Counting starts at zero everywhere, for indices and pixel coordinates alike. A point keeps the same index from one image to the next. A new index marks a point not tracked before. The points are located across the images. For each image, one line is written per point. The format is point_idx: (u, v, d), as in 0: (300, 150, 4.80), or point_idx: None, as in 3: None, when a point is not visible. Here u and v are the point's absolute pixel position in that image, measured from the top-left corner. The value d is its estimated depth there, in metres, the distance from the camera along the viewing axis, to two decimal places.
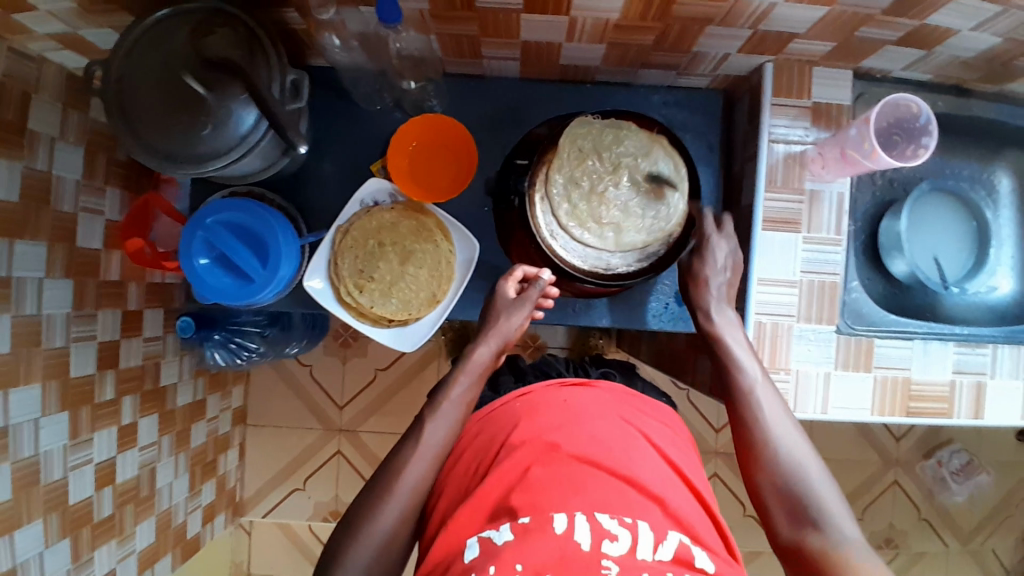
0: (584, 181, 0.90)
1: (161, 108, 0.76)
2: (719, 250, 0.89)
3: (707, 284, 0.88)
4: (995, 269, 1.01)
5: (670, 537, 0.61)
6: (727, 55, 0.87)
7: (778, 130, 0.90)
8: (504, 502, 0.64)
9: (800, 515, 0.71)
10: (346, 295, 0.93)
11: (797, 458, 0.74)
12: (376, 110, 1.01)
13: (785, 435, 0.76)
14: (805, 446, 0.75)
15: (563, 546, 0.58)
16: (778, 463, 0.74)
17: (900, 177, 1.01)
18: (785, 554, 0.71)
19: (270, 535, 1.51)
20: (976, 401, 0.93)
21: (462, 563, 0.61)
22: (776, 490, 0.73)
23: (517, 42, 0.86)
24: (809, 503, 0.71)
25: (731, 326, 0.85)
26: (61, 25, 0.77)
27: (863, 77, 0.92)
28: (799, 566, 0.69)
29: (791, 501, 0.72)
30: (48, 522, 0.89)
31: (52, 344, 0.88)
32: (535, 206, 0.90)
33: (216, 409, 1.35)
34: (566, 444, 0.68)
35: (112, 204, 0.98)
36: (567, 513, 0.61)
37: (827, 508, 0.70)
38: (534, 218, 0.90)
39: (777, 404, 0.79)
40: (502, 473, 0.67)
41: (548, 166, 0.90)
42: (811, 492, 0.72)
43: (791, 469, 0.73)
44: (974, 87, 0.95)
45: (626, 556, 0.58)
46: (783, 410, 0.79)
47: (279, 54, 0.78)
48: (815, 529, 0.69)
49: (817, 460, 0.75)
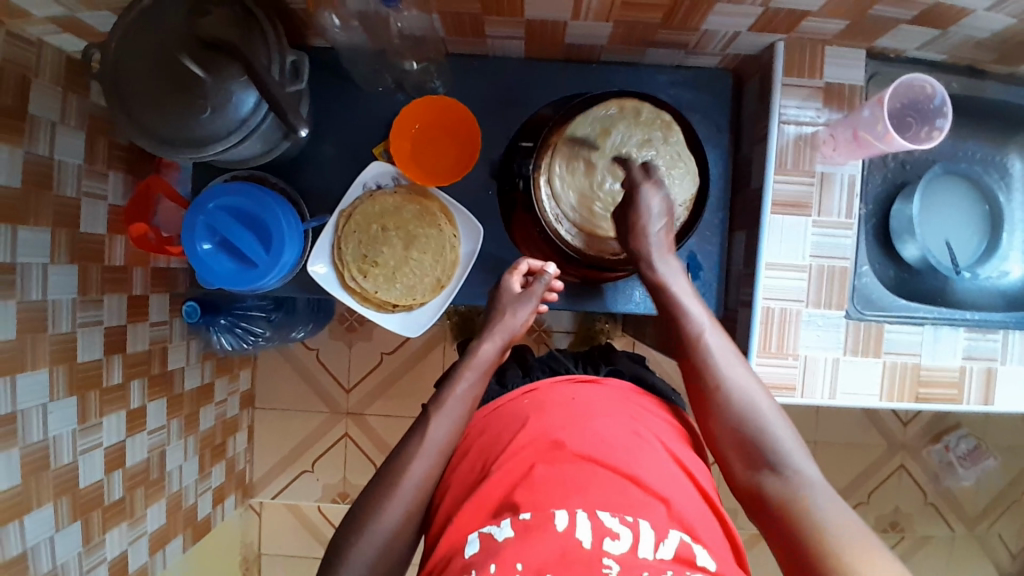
0: (635, 140, 0.90)
1: (158, 90, 0.75)
2: (651, 200, 0.84)
3: (646, 234, 0.84)
4: (1008, 253, 0.99)
5: (672, 536, 0.61)
6: (736, 33, 0.85)
7: (788, 111, 0.88)
8: (507, 499, 0.64)
9: (753, 458, 0.70)
10: (350, 280, 0.93)
11: (749, 402, 0.73)
12: (377, 92, 0.99)
13: (737, 377, 0.74)
14: (755, 388, 0.74)
15: (565, 544, 0.58)
16: (730, 408, 0.73)
17: (912, 160, 0.98)
18: (743, 496, 0.71)
19: (279, 517, 1.52)
20: (986, 387, 0.92)
21: (463, 558, 0.61)
22: (731, 436, 0.72)
23: (521, 20, 0.85)
24: (762, 443, 0.70)
25: (675, 274, 0.83)
26: (59, 9, 0.76)
27: (876, 56, 0.90)
28: (758, 510, 0.69)
29: (743, 445, 0.71)
30: (59, 506, 0.90)
31: (58, 330, 0.88)
32: (565, 124, 0.90)
33: (223, 393, 1.36)
34: (569, 442, 0.68)
35: (114, 188, 0.98)
36: (569, 511, 0.61)
37: (780, 444, 0.70)
38: (547, 145, 0.90)
39: (726, 350, 0.77)
40: (506, 471, 0.67)
41: (605, 119, 0.90)
42: (762, 432, 0.71)
43: (744, 414, 0.72)
44: (988, 67, 0.92)
45: (626, 554, 0.58)
46: (735, 356, 0.77)
47: (277, 32, 0.77)
48: (770, 468, 0.69)
49: (769, 401, 0.73)
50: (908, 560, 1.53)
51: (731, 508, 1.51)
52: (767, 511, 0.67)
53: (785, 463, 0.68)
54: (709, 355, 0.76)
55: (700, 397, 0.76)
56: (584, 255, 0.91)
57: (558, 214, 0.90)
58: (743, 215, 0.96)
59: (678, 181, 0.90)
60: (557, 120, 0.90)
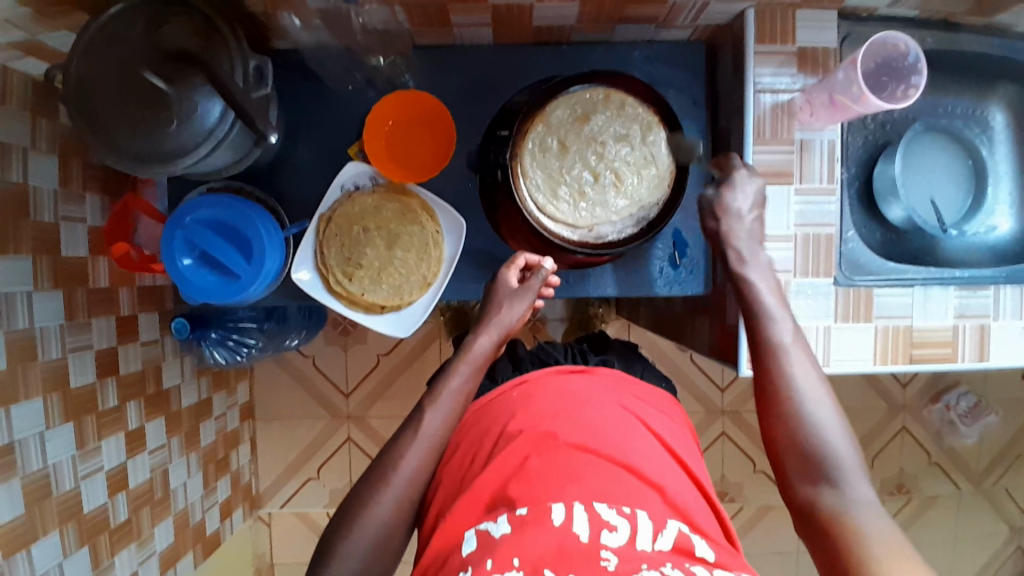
0: (612, 124, 0.88)
1: (119, 105, 0.73)
2: (748, 183, 0.83)
3: (740, 218, 0.82)
4: (994, 207, 0.99)
5: (670, 526, 0.61)
6: (705, 3, 0.84)
7: (763, 80, 0.87)
8: (502, 495, 0.64)
9: (810, 466, 0.69)
10: (335, 284, 0.92)
11: (815, 411, 0.71)
12: (348, 92, 0.98)
13: (808, 386, 0.72)
14: (826, 399, 0.72)
15: (563, 537, 0.58)
16: (796, 416, 0.71)
17: (892, 120, 0.98)
18: (793, 501, 0.70)
19: (287, 526, 1.52)
20: (980, 343, 0.91)
21: (460, 556, 0.61)
22: (791, 443, 0.71)
23: (486, 7, 0.83)
24: (823, 457, 0.69)
25: (760, 268, 0.80)
26: (19, 30, 0.76)
27: (848, 16, 0.89)
28: (809, 518, 0.68)
29: (805, 455, 0.70)
30: (65, 532, 0.90)
31: (48, 357, 0.88)
32: (546, 101, 0.87)
33: (222, 407, 1.36)
34: (563, 434, 0.67)
35: (93, 210, 0.97)
36: (565, 503, 0.60)
37: (842, 460, 0.68)
38: (526, 124, 0.87)
39: (800, 355, 0.75)
40: (500, 464, 0.66)
41: (573, 102, 0.88)
42: (826, 446, 0.69)
43: (809, 424, 0.70)
44: (962, 20, 0.91)
45: (625, 546, 0.57)
46: (809, 361, 0.74)
47: (238, 39, 0.75)
48: (828, 482, 0.68)
49: (836, 413, 0.72)
50: (917, 521, 1.53)
51: (737, 483, 1.51)
52: (817, 524, 0.67)
53: (843, 479, 0.67)
54: (783, 359, 0.74)
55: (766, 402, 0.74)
56: (562, 239, 0.88)
57: (535, 197, 0.87)
58: None
59: (648, 164, 0.89)
60: (529, 107, 0.87)
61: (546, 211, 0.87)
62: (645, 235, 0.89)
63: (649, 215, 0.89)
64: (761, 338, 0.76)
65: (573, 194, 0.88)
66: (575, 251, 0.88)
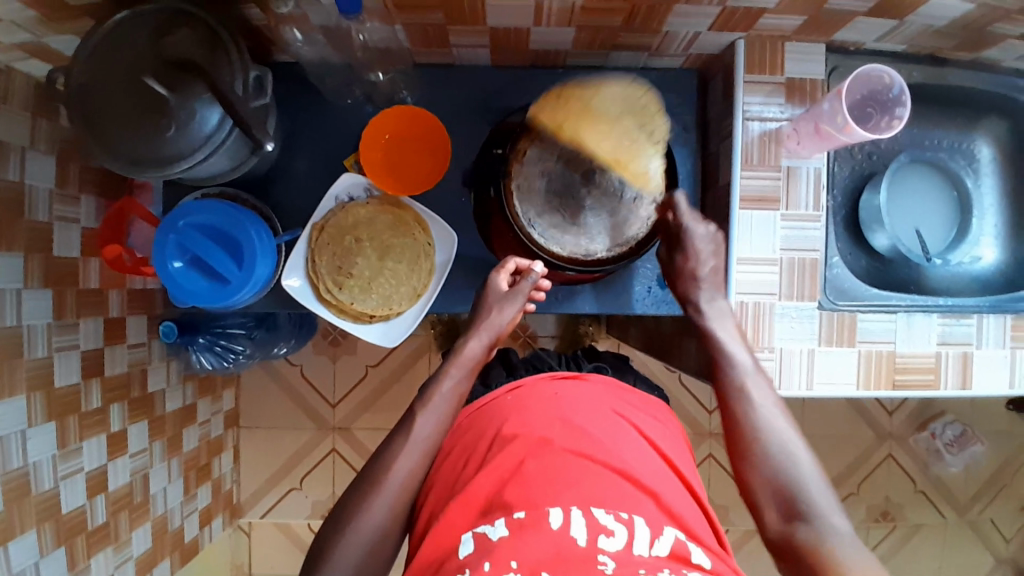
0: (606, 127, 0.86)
1: (121, 111, 0.75)
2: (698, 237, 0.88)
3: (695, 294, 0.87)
4: (979, 238, 1.01)
5: (666, 532, 0.61)
6: (696, 34, 0.86)
7: (752, 108, 0.89)
8: (496, 498, 0.63)
9: (788, 507, 0.69)
10: (325, 292, 0.92)
11: (784, 448, 0.74)
12: (346, 105, 1.00)
13: (774, 426, 0.76)
14: (796, 440, 0.75)
15: (560, 542, 0.58)
16: (767, 457, 0.73)
17: (878, 151, 1.00)
18: (771, 544, 0.70)
19: (269, 536, 1.51)
20: (963, 371, 0.92)
21: (457, 559, 0.60)
22: (764, 483, 0.72)
23: (484, 28, 0.85)
24: (796, 492, 0.70)
25: (721, 317, 0.86)
26: (24, 33, 0.77)
27: (836, 50, 0.91)
28: (786, 556, 0.67)
29: (781, 494, 0.71)
30: (42, 532, 0.89)
31: (34, 355, 0.87)
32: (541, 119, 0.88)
33: (206, 413, 1.35)
34: (559, 439, 0.68)
35: (87, 211, 0.97)
36: (562, 508, 0.60)
37: (812, 495, 0.70)
38: (520, 139, 0.88)
39: (770, 404, 0.78)
40: (496, 467, 0.66)
41: None
42: (798, 482, 0.71)
43: (778, 463, 0.73)
44: (949, 55, 0.93)
45: (622, 550, 0.58)
46: (776, 407, 0.78)
47: (241, 49, 0.77)
48: (802, 517, 0.68)
49: (806, 453, 0.74)
50: (901, 550, 1.53)
51: (721, 506, 1.51)
52: (795, 557, 0.66)
53: (816, 512, 0.68)
54: (749, 404, 0.78)
55: (736, 446, 0.77)
56: (553, 255, 0.88)
57: (528, 212, 0.88)
58: (714, 213, 0.97)
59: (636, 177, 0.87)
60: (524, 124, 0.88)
61: (536, 226, 0.88)
62: (634, 253, 0.89)
63: (639, 232, 0.89)
64: (727, 387, 0.81)
65: (566, 209, 0.88)
66: (565, 268, 0.89)
